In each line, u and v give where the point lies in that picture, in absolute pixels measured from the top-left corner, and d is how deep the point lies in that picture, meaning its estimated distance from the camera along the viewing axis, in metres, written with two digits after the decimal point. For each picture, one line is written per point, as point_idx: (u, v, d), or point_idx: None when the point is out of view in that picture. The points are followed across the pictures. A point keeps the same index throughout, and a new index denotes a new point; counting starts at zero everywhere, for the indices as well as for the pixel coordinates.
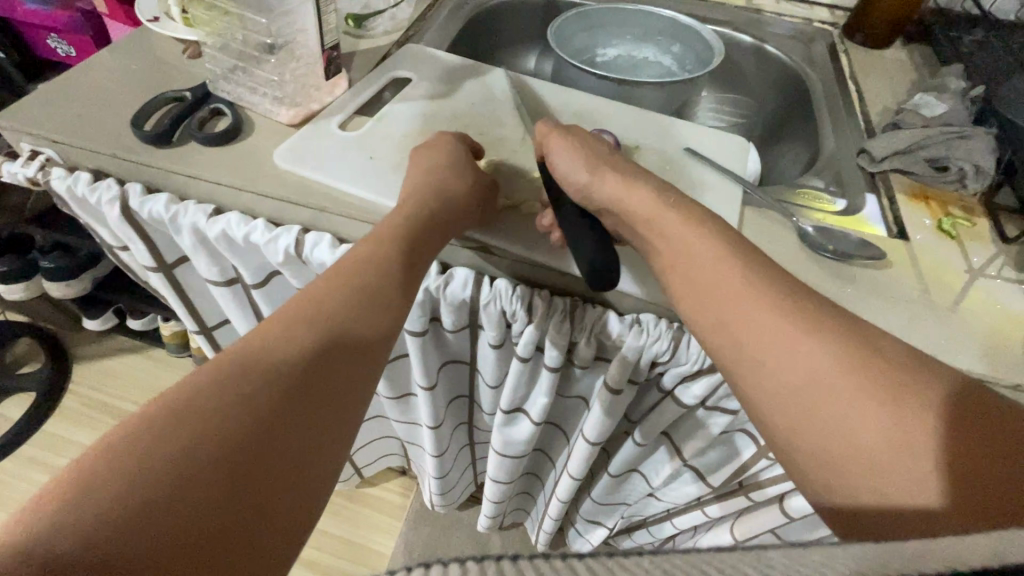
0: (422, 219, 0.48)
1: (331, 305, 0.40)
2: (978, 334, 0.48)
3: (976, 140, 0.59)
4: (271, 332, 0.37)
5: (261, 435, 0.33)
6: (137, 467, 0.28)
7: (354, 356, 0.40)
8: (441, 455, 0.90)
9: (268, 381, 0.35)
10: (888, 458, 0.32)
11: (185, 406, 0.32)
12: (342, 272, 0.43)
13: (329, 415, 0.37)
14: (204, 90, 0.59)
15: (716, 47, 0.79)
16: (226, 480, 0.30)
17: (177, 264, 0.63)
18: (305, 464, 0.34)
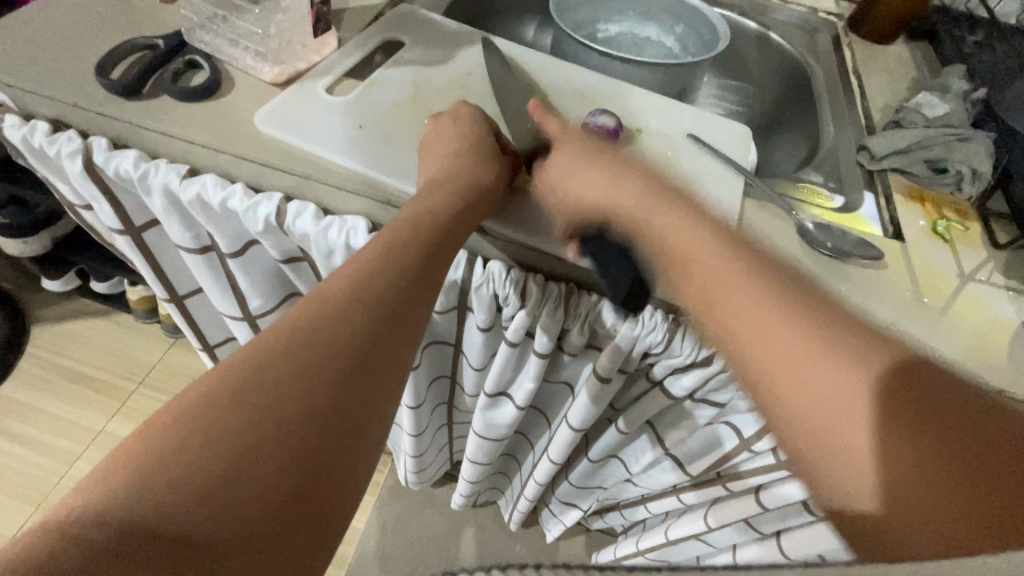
0: (436, 197, 0.45)
1: (371, 286, 0.37)
2: (966, 338, 0.49)
3: (976, 144, 0.59)
4: (312, 312, 0.35)
5: (312, 418, 0.31)
6: (190, 450, 0.28)
7: (395, 336, 0.37)
8: (420, 435, 0.88)
9: (310, 369, 0.33)
10: (850, 459, 0.31)
11: (228, 395, 0.30)
12: (381, 246, 0.40)
13: (372, 407, 0.35)
14: (179, 40, 0.54)
15: (722, 29, 0.77)
16: (279, 467, 0.29)
17: (146, 227, 0.59)
18: (354, 448, 0.33)
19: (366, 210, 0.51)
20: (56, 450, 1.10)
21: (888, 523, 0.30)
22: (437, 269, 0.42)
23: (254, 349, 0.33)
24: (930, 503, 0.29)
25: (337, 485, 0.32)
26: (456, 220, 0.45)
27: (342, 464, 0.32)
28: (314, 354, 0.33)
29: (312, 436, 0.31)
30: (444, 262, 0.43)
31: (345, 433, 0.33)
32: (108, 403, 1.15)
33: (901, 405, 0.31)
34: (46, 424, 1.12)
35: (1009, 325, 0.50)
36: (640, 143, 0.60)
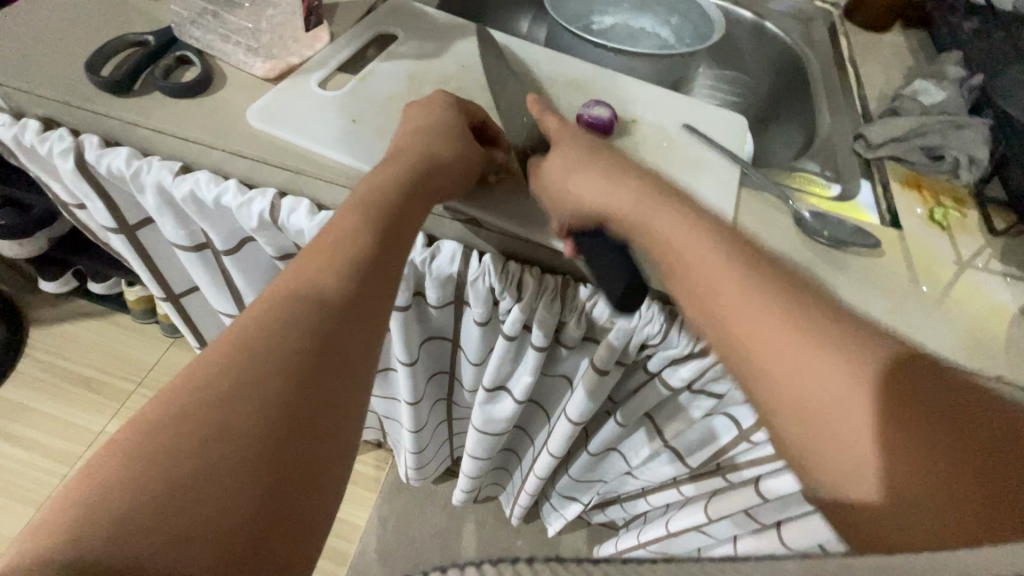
0: (396, 184, 0.44)
1: (325, 278, 0.36)
2: (964, 326, 0.48)
3: (973, 131, 0.59)
4: (263, 312, 0.33)
5: (275, 421, 0.29)
6: (141, 473, 0.25)
7: (359, 329, 0.35)
8: (419, 431, 0.89)
9: (268, 367, 0.30)
10: (847, 453, 0.31)
11: (178, 406, 0.28)
12: (339, 243, 0.38)
13: (342, 398, 0.33)
14: (170, 36, 0.54)
15: (717, 20, 0.76)
16: (243, 477, 0.27)
17: (140, 225, 0.59)
18: (327, 448, 0.31)
19: None
20: (57, 452, 1.10)
21: (894, 519, 0.29)
22: (395, 255, 0.41)
23: (204, 358, 0.31)
24: (940, 496, 0.28)
25: (313, 484, 0.29)
26: (405, 204, 0.44)
27: (315, 461, 0.30)
28: (270, 350, 0.31)
29: (277, 436, 0.29)
30: (401, 246, 0.41)
31: (314, 429, 0.30)
32: (108, 403, 1.15)
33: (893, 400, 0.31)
34: (46, 425, 1.12)
35: (1007, 312, 0.50)
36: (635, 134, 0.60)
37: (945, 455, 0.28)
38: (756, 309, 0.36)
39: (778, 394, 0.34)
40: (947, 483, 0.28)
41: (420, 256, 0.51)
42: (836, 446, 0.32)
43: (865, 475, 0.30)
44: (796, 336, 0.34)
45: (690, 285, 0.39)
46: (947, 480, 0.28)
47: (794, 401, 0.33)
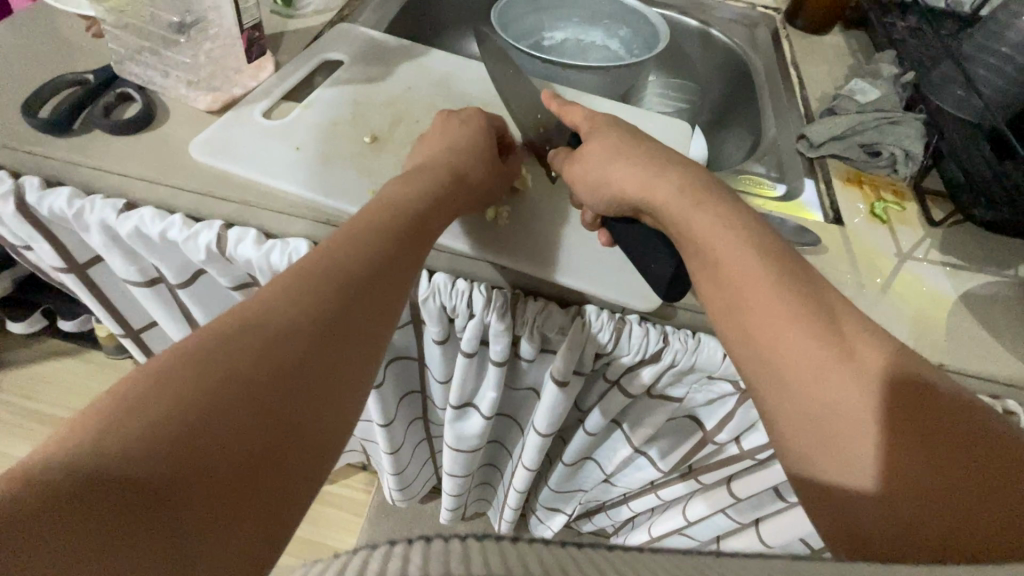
0: (423, 192, 0.45)
1: (348, 267, 0.37)
2: (906, 316, 0.50)
3: (906, 126, 0.61)
4: (289, 286, 0.34)
5: (283, 393, 0.30)
6: (153, 414, 0.26)
7: (370, 318, 0.36)
8: (397, 452, 0.88)
9: (285, 348, 0.31)
10: (858, 457, 0.31)
11: (195, 363, 0.28)
12: (359, 230, 0.39)
13: (341, 396, 0.33)
14: (110, 73, 0.54)
15: (661, 29, 0.78)
16: (246, 440, 0.27)
17: (90, 263, 0.58)
18: (323, 429, 0.32)
19: (309, 232, 0.51)
20: None
21: (889, 526, 0.30)
22: (412, 258, 0.41)
23: (229, 320, 0.31)
24: (936, 512, 0.29)
25: (296, 476, 0.30)
26: (432, 206, 0.45)
27: (303, 455, 0.30)
28: (290, 329, 0.32)
29: (286, 406, 0.30)
30: (418, 250, 0.42)
31: (311, 423, 0.31)
32: None
33: (917, 425, 0.31)
34: None
35: (948, 301, 0.51)
36: None
37: (950, 477, 0.29)
38: (779, 324, 0.35)
39: (781, 379, 0.34)
40: (950, 503, 0.29)
41: None
42: (851, 452, 0.32)
43: (875, 477, 0.31)
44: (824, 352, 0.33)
45: (711, 283, 0.39)
46: (949, 499, 0.29)
47: (810, 414, 0.33)
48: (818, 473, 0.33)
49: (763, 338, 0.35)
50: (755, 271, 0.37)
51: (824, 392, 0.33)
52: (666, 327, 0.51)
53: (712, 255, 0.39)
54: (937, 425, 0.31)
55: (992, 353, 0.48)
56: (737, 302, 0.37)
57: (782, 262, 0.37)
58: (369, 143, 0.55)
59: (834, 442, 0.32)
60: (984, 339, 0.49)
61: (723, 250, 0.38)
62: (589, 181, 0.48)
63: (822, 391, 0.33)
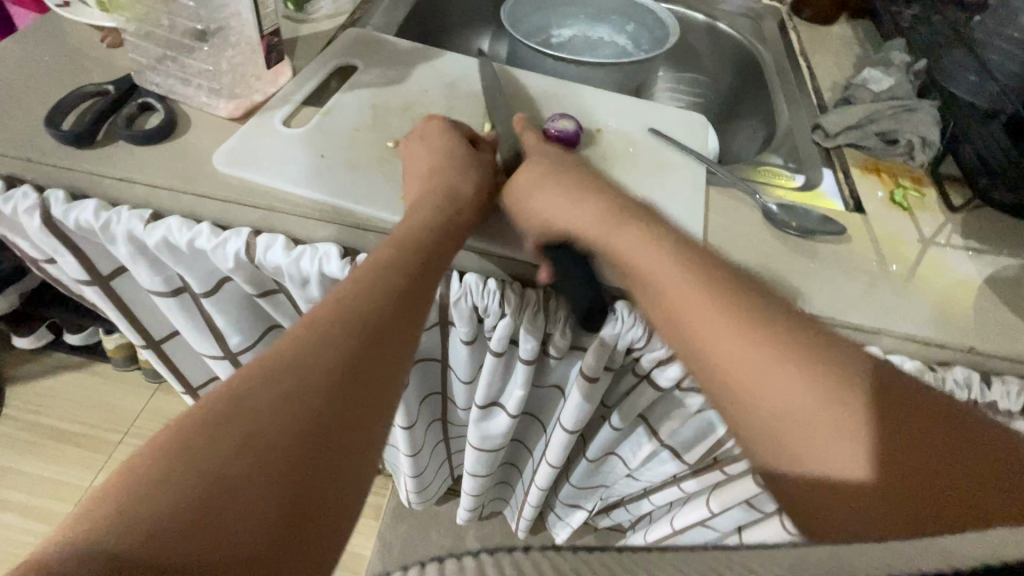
0: (422, 225, 0.46)
1: (352, 318, 0.37)
2: (933, 301, 0.50)
3: (923, 113, 0.61)
4: (294, 343, 0.35)
5: (312, 435, 0.32)
6: (190, 470, 0.28)
7: (388, 355, 0.38)
8: (417, 453, 0.88)
9: (307, 389, 0.33)
10: (843, 452, 0.33)
11: (209, 429, 0.30)
12: (371, 270, 0.41)
13: (358, 447, 0.34)
14: (130, 84, 0.54)
15: (670, 23, 0.78)
16: (278, 484, 0.29)
17: (114, 275, 0.58)
18: (353, 466, 0.33)
19: (337, 237, 0.51)
20: (44, 512, 1.06)
21: (870, 503, 0.32)
22: (417, 301, 0.42)
23: (246, 374, 0.33)
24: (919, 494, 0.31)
25: (328, 516, 0.31)
26: (443, 236, 0.46)
27: (335, 490, 0.32)
28: (303, 379, 0.33)
29: (315, 448, 0.31)
30: (423, 291, 0.42)
31: (330, 477, 0.32)
32: (95, 457, 1.12)
33: (893, 420, 0.33)
34: (33, 486, 1.08)
35: (972, 285, 0.52)
36: (602, 141, 0.61)
37: (921, 476, 0.32)
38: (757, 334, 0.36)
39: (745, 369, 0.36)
40: (921, 488, 0.32)
41: None
42: (817, 436, 0.34)
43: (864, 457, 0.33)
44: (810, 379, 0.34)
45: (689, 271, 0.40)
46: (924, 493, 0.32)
47: (798, 423, 0.34)
48: (794, 462, 0.35)
49: (760, 359, 0.36)
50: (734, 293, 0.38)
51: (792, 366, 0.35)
52: None
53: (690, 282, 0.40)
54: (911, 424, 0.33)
55: (1016, 334, 0.49)
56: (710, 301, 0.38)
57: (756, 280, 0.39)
58: (392, 147, 0.55)
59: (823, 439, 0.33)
60: (1010, 322, 0.49)
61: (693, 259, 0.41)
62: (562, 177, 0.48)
63: (804, 407, 0.34)
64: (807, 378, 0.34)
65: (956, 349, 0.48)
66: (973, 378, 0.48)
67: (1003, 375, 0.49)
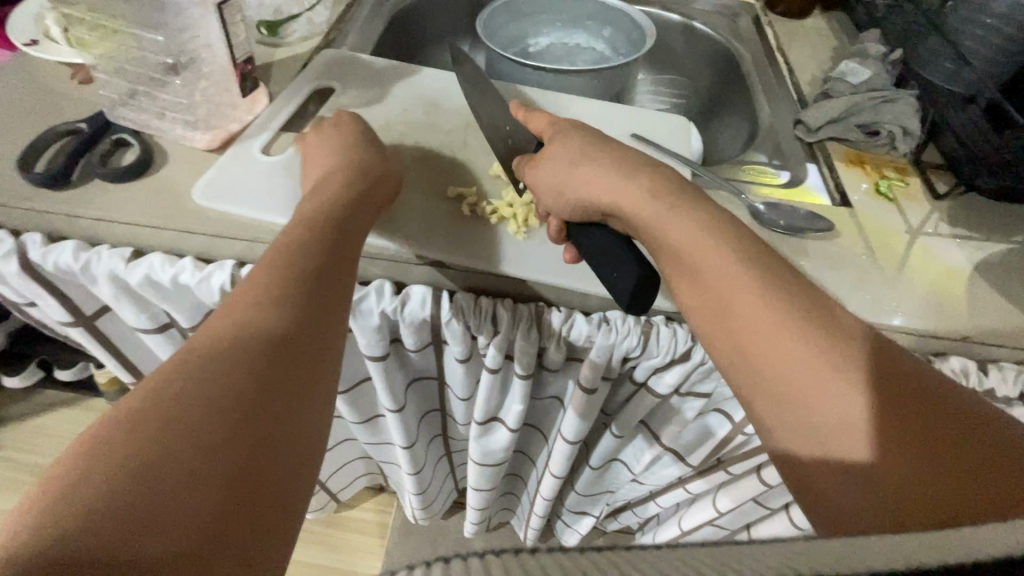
0: (333, 217, 0.43)
1: (274, 307, 0.34)
2: (925, 292, 0.50)
3: (902, 104, 0.62)
4: (209, 344, 0.31)
5: (251, 397, 0.30)
6: (120, 448, 0.25)
7: (323, 316, 0.36)
8: (419, 471, 0.87)
9: (237, 357, 0.31)
10: (835, 413, 0.32)
11: (118, 441, 0.26)
12: (291, 241, 0.40)
13: (296, 434, 0.31)
14: (103, 120, 0.53)
15: (646, 26, 0.78)
16: (220, 448, 0.27)
17: (98, 315, 0.57)
18: (302, 425, 0.32)
19: None
20: None
21: (876, 481, 0.30)
22: (338, 286, 0.39)
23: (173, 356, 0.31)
24: (932, 475, 0.29)
25: (283, 478, 0.29)
26: (358, 205, 0.46)
27: (288, 451, 0.30)
28: (234, 349, 0.31)
29: (254, 410, 0.29)
30: (345, 280, 0.40)
31: (288, 438, 0.30)
32: None
33: (897, 397, 0.31)
34: None
35: (962, 273, 0.52)
36: None
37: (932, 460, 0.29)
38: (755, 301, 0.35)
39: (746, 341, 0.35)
40: (933, 474, 0.29)
41: (391, 306, 0.51)
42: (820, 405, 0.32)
43: (860, 432, 0.31)
44: (793, 341, 0.33)
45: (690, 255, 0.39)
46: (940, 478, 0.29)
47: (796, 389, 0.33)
48: (793, 432, 0.33)
49: (740, 313, 0.36)
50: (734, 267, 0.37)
51: (778, 332, 0.34)
52: (692, 325, 0.51)
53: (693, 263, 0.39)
54: (918, 405, 0.31)
55: (1009, 320, 0.49)
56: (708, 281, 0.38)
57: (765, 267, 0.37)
58: None
59: (811, 393, 0.32)
60: (1002, 308, 0.49)
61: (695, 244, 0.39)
62: (554, 186, 0.47)
63: (801, 364, 0.33)
64: (794, 344, 0.33)
65: (950, 338, 0.48)
66: (970, 366, 0.48)
67: (1000, 361, 0.49)
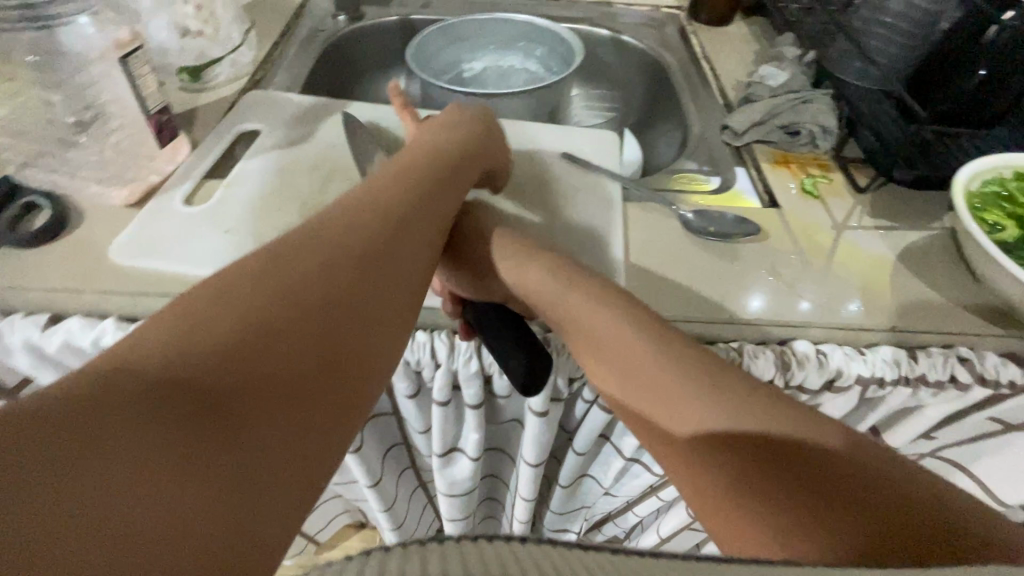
0: (425, 169, 0.45)
1: (366, 229, 0.37)
2: (854, 285, 0.51)
3: (817, 103, 0.64)
4: (304, 242, 0.35)
5: (292, 366, 0.30)
6: (153, 387, 0.25)
7: (375, 297, 0.36)
8: (390, 508, 0.85)
9: (287, 320, 0.31)
10: (724, 458, 0.36)
11: (218, 299, 0.30)
12: (359, 206, 0.39)
13: (331, 401, 0.31)
14: (8, 182, 0.49)
15: (575, 43, 0.80)
16: (243, 413, 0.27)
17: (22, 386, 0.54)
18: (330, 412, 0.31)
19: None
20: None
21: (771, 523, 0.35)
22: (417, 233, 0.41)
23: (228, 291, 0.31)
24: (826, 521, 0.33)
25: (297, 458, 0.29)
26: (433, 181, 0.45)
27: (310, 432, 0.30)
28: (284, 309, 0.31)
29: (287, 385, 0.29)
30: (403, 252, 0.39)
31: (311, 419, 0.30)
32: None
33: (787, 449, 0.35)
34: None
35: (888, 263, 0.53)
36: (520, 173, 0.61)
37: (822, 503, 0.34)
38: (641, 355, 0.41)
39: (638, 388, 0.41)
40: (820, 515, 0.34)
41: None
42: (706, 451, 0.37)
43: (745, 475, 0.36)
44: (677, 384, 0.39)
45: (579, 314, 0.44)
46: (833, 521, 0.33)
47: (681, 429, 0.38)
48: (693, 473, 0.38)
49: (625, 358, 0.41)
50: (617, 323, 0.42)
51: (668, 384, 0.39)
52: None
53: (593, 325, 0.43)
54: (810, 460, 0.35)
55: (936, 307, 0.50)
56: (602, 335, 0.43)
57: (658, 319, 0.42)
58: (302, 211, 0.53)
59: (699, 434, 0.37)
60: (927, 295, 0.51)
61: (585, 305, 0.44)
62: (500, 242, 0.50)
63: (685, 410, 0.38)
64: (703, 392, 0.37)
65: (882, 329, 0.49)
66: (902, 355, 0.49)
67: (927, 346, 0.50)
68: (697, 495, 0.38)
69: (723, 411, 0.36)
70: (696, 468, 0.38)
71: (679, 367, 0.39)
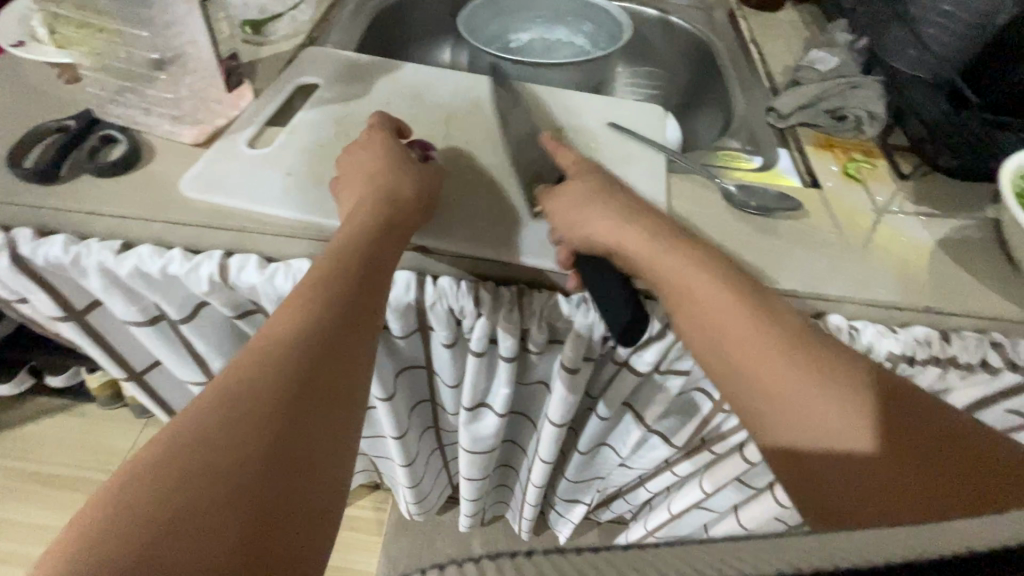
0: (368, 234, 0.47)
1: (309, 331, 0.39)
2: (891, 266, 0.52)
3: (867, 89, 0.64)
4: (245, 361, 0.37)
5: (261, 474, 0.32)
6: (136, 522, 0.28)
7: (331, 387, 0.39)
8: (411, 463, 0.88)
9: (243, 432, 0.33)
10: (842, 427, 0.37)
11: (175, 431, 0.33)
12: (297, 300, 0.41)
13: (304, 496, 0.34)
14: (90, 116, 0.54)
15: (623, 19, 0.80)
16: (223, 525, 0.30)
17: (89, 309, 0.58)
18: (308, 507, 0.34)
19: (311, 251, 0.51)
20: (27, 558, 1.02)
21: (889, 482, 0.36)
22: (370, 311, 0.44)
23: (193, 415, 0.33)
24: (945, 476, 0.36)
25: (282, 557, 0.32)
26: (381, 238, 0.47)
27: (290, 529, 0.33)
28: (242, 421, 0.34)
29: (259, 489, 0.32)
30: (355, 340, 0.42)
31: (289, 516, 0.33)
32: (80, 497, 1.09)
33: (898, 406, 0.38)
34: (17, 534, 1.04)
35: (928, 249, 0.54)
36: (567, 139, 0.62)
37: (940, 463, 0.36)
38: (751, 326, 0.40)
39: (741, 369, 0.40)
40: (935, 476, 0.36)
41: None
42: (824, 426, 0.38)
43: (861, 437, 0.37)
44: (780, 356, 0.39)
45: (669, 277, 0.44)
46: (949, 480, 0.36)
47: (790, 407, 0.38)
48: (804, 444, 0.38)
49: (722, 333, 0.41)
50: (712, 297, 0.42)
51: (771, 362, 0.39)
52: None
53: (692, 306, 0.43)
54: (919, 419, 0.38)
55: (972, 292, 0.51)
56: (690, 306, 0.43)
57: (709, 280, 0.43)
58: None
59: (815, 421, 0.38)
60: (963, 281, 0.51)
61: (682, 279, 0.43)
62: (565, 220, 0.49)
63: (795, 390, 0.38)
64: (782, 358, 0.39)
65: (916, 309, 0.50)
66: (933, 336, 0.50)
67: (961, 330, 0.51)
68: (801, 472, 0.39)
69: (817, 389, 0.38)
70: (816, 449, 0.38)
71: (786, 348, 0.39)
